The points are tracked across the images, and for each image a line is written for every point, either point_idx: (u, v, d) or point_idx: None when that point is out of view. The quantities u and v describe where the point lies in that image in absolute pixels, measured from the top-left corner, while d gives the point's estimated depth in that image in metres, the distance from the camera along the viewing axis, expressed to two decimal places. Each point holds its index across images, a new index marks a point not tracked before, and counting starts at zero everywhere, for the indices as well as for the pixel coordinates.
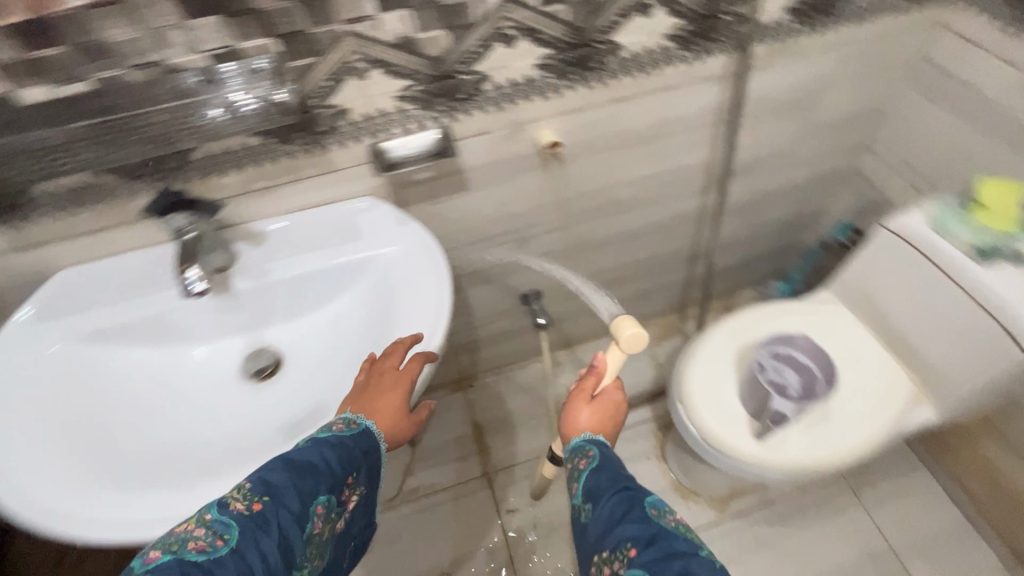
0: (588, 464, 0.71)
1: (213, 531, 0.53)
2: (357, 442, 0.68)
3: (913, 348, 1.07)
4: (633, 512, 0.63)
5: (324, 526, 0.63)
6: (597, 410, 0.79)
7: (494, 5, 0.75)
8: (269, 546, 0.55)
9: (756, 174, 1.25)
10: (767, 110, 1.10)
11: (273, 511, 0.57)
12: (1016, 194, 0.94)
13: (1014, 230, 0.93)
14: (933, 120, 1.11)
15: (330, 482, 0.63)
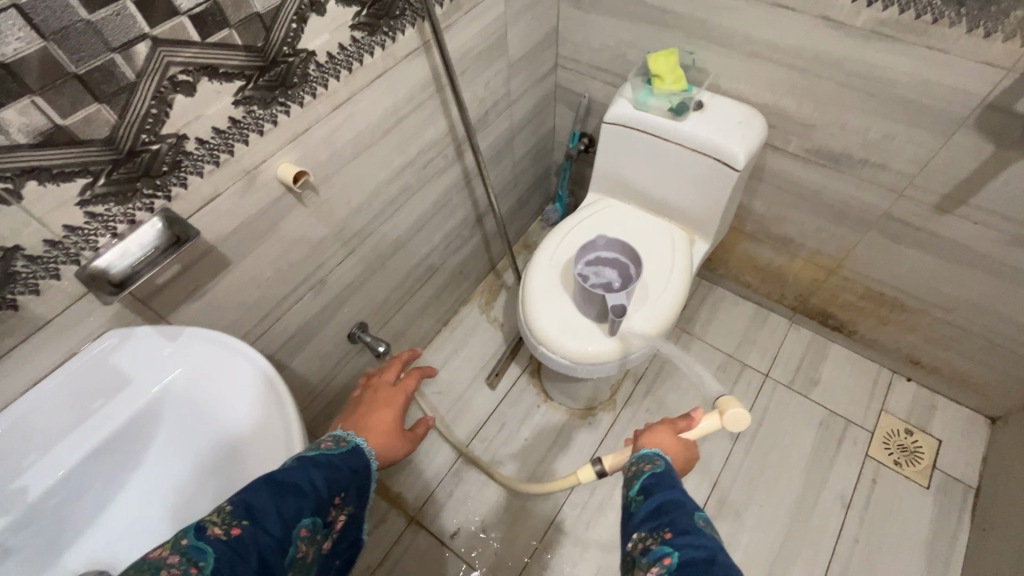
0: (653, 468, 0.77)
1: (188, 558, 0.48)
2: (342, 461, 0.65)
3: (671, 202, 1.29)
4: (681, 509, 0.67)
5: (309, 548, 0.57)
6: (676, 443, 0.88)
7: (146, 52, 0.62)
8: (246, 571, 0.49)
9: (492, 122, 1.33)
10: (474, 64, 1.15)
11: (253, 534, 0.51)
12: (673, 58, 1.16)
13: (685, 84, 1.16)
14: (596, 25, 1.30)
15: (315, 502, 0.58)
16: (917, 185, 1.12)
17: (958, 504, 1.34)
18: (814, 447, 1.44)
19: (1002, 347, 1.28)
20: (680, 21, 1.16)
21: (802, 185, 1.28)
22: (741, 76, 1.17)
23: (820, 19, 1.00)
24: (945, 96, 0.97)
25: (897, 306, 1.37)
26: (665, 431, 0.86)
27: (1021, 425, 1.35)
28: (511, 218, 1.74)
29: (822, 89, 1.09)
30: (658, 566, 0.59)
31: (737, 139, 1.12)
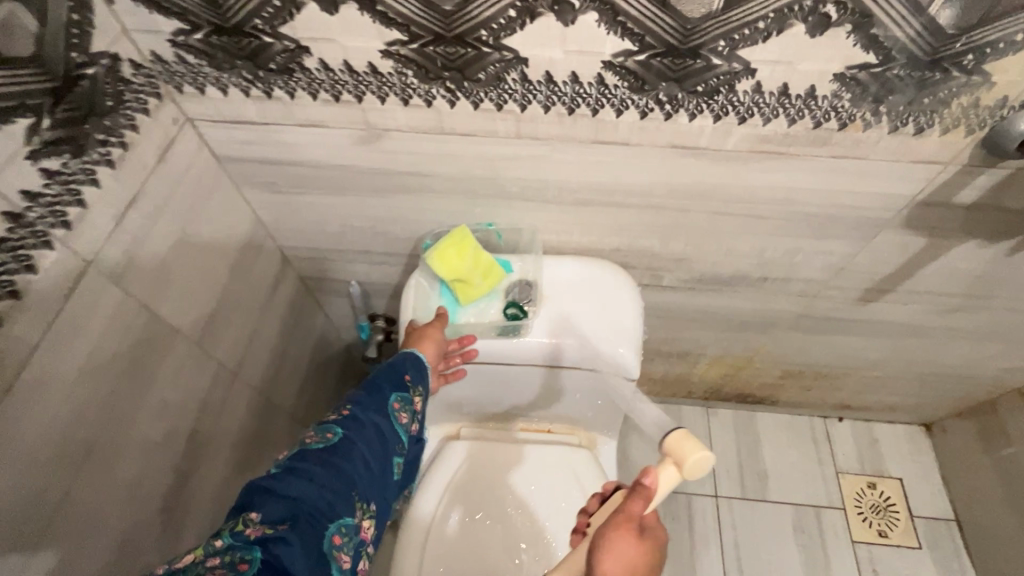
0: None
1: (320, 432, 0.56)
2: (399, 363, 0.66)
3: (544, 412, 0.87)
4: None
5: (411, 417, 0.63)
6: (644, 551, 0.47)
7: None
8: (361, 441, 0.56)
9: (214, 424, 0.75)
10: (105, 414, 0.56)
11: (361, 412, 0.58)
12: (468, 244, 0.71)
13: (500, 273, 0.73)
14: (319, 205, 0.77)
15: (395, 381, 0.63)
16: (833, 286, 0.83)
17: (951, 547, 1.19)
18: (803, 565, 1.18)
19: (936, 381, 1.11)
20: (453, 182, 0.70)
21: (690, 310, 0.93)
22: (572, 227, 0.75)
23: (671, 148, 0.61)
24: (863, 202, 0.66)
25: (822, 375, 1.14)
26: (626, 560, 0.46)
27: (960, 432, 1.23)
28: None
29: (693, 221, 0.72)
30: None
31: (612, 337, 0.72)
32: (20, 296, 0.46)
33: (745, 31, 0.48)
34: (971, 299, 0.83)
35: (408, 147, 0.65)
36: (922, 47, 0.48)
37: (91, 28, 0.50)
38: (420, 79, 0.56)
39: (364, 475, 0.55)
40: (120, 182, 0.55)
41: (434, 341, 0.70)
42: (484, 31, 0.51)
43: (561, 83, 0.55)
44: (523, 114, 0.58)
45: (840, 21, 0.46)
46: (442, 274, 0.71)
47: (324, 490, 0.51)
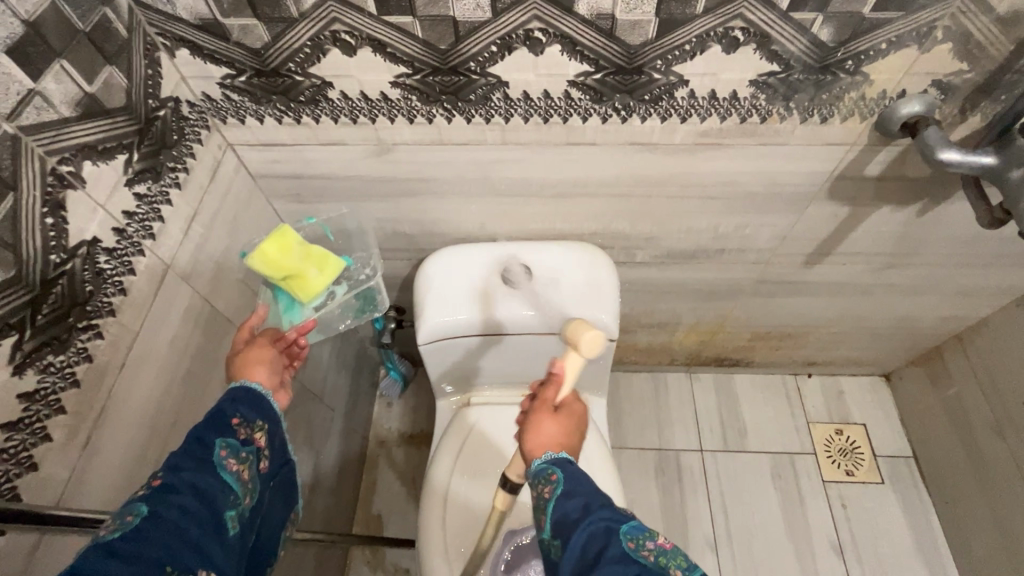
0: (552, 493, 0.53)
1: (116, 521, 0.43)
2: (223, 403, 0.55)
3: (541, 377, 1.00)
4: (609, 551, 0.44)
5: (243, 464, 0.52)
6: (560, 425, 0.60)
7: None
8: (180, 505, 0.45)
9: None
10: (185, 391, 0.69)
11: (173, 476, 0.46)
12: (291, 240, 0.73)
13: (336, 262, 0.75)
14: (338, 211, 0.90)
15: (216, 427, 0.52)
16: (781, 253, 0.97)
17: (910, 481, 1.34)
18: (782, 505, 1.32)
19: (886, 333, 1.26)
20: (451, 184, 0.83)
21: (663, 283, 1.07)
22: (553, 216, 0.89)
23: (630, 145, 0.74)
24: (792, 180, 0.80)
25: (786, 335, 1.28)
26: (545, 432, 0.59)
27: (913, 379, 1.38)
28: (349, 436, 1.29)
29: (655, 205, 0.86)
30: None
31: (595, 305, 0.85)
32: (127, 293, 0.59)
33: (676, 53, 0.62)
34: (898, 257, 0.97)
35: (413, 157, 0.78)
36: (814, 57, 0.62)
37: (159, 79, 0.63)
38: (422, 102, 0.69)
39: (194, 538, 0.44)
40: (185, 200, 0.68)
41: (261, 358, 0.62)
42: (473, 63, 0.64)
43: (537, 99, 0.68)
44: (508, 124, 0.72)
45: (746, 42, 0.60)
46: (271, 274, 0.71)
47: (140, 572, 0.40)
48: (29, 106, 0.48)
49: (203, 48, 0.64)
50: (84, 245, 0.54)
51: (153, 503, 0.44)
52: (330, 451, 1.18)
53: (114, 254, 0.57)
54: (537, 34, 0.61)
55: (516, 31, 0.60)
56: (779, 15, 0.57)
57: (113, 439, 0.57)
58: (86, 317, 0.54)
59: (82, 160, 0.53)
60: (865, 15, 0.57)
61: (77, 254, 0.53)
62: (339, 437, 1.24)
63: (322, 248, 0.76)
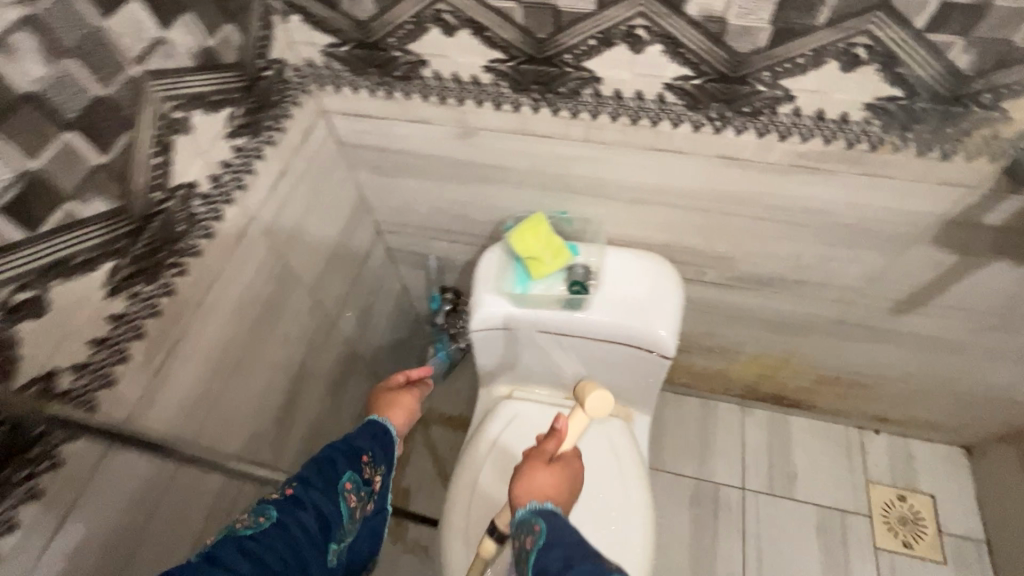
0: (536, 543, 0.55)
1: (256, 511, 0.50)
2: (359, 437, 0.61)
3: (585, 383, 0.97)
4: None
5: (358, 503, 0.57)
6: (554, 474, 0.64)
7: None
8: (310, 513, 0.52)
9: (316, 361, 0.92)
10: (250, 339, 0.73)
11: (304, 493, 0.53)
12: (541, 228, 0.85)
13: (569, 253, 0.85)
14: (412, 188, 0.92)
15: (349, 461, 0.58)
16: (867, 295, 0.90)
17: (978, 568, 1.21)
18: (823, 563, 1.23)
19: (975, 401, 1.14)
20: (528, 177, 0.82)
21: (729, 307, 1.02)
22: (626, 222, 0.86)
23: (718, 158, 0.71)
24: (894, 218, 0.73)
25: (857, 384, 1.19)
26: (534, 476, 0.63)
27: (1000, 457, 1.24)
28: None
29: (735, 225, 0.82)
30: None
31: (655, 317, 0.82)
32: (213, 238, 0.63)
33: (786, 65, 0.58)
34: (1005, 319, 0.87)
35: (494, 144, 0.78)
36: (946, 85, 0.56)
37: (271, 41, 0.67)
38: (511, 89, 0.69)
39: (302, 556, 0.49)
40: (277, 158, 0.71)
41: (404, 405, 0.70)
42: (569, 55, 0.63)
43: (628, 99, 0.66)
44: (594, 121, 0.70)
45: (868, 61, 0.56)
46: (520, 251, 0.84)
47: (260, 571, 0.46)
48: (153, 52, 0.51)
49: (314, 16, 0.66)
50: (183, 186, 0.57)
51: (280, 513, 0.50)
52: None
53: (207, 199, 0.61)
54: (640, 32, 0.59)
55: (619, 26, 0.59)
56: (912, 35, 0.53)
57: (181, 373, 0.61)
58: (177, 254, 0.58)
59: (194, 108, 0.57)
60: (1015, 44, 0.51)
61: (178, 194, 0.57)
62: None
63: (562, 239, 0.87)
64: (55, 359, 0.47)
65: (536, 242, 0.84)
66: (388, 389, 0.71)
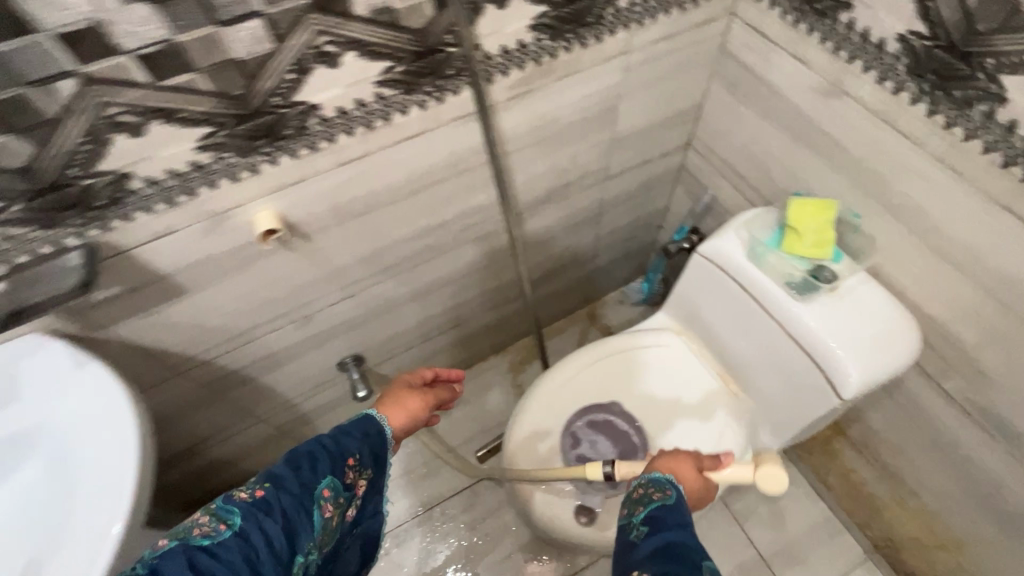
0: (663, 499, 0.60)
1: (217, 517, 0.53)
2: (348, 427, 0.67)
3: (743, 374, 0.99)
4: (685, 559, 0.51)
5: (336, 510, 0.60)
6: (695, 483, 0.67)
7: (75, 89, 0.52)
8: (271, 526, 0.54)
9: (574, 194, 1.10)
10: (559, 134, 0.93)
11: (274, 496, 0.56)
12: (826, 214, 0.85)
13: (831, 252, 0.84)
14: (746, 119, 0.99)
15: (331, 463, 0.61)
16: None
17: None
18: None
19: None
20: (853, 167, 0.82)
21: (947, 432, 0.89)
22: (909, 268, 0.81)
23: None
24: None
25: None
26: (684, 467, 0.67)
27: None
28: (581, 286, 1.49)
29: None
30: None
31: (861, 363, 0.78)
32: (600, 43, 0.81)
33: None
34: None
35: (848, 117, 0.79)
36: None
37: None
38: (907, 69, 0.69)
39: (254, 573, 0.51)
40: (674, 22, 0.85)
41: (409, 406, 0.75)
42: (992, 60, 0.61)
43: (1017, 137, 0.62)
44: (962, 141, 0.67)
45: None
46: (791, 218, 0.86)
47: None
48: None
49: None
50: None
51: (242, 522, 0.53)
52: (566, 278, 1.40)
53: (618, 13, 0.78)
54: None
55: None
56: None
57: (518, 112, 0.83)
58: (575, 35, 0.77)
59: None
60: None
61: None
62: (579, 278, 1.44)
63: (835, 236, 0.86)
64: (486, 40, 0.70)
65: (811, 222, 0.85)
66: (408, 390, 0.77)
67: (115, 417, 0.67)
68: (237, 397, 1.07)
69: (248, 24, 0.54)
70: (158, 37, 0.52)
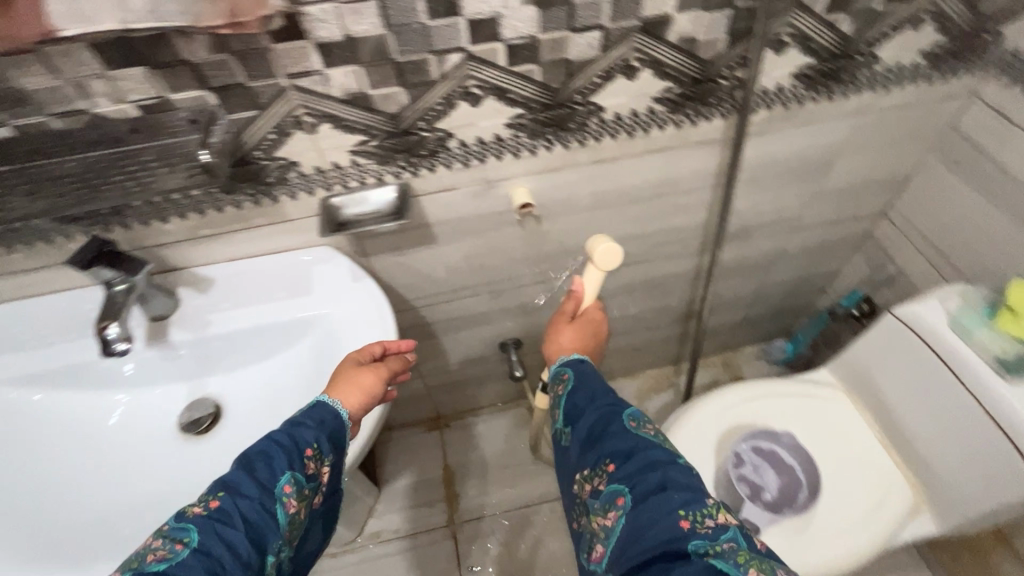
0: (566, 391, 0.74)
1: (172, 536, 0.50)
2: (303, 416, 0.62)
3: (914, 448, 0.96)
4: (612, 427, 0.66)
5: (299, 504, 0.58)
6: (576, 330, 0.84)
7: (457, 62, 0.67)
8: (233, 536, 0.51)
9: (760, 237, 1.15)
10: (773, 176, 0.99)
11: (231, 505, 0.53)
12: None
13: None
14: (963, 197, 0.99)
15: (288, 458, 0.57)
16: None
17: None
18: None
19: None
20: None
21: None
22: None
23: None
24: None
25: None
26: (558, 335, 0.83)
27: None
28: (724, 332, 1.51)
29: None
30: (615, 513, 0.60)
31: None
32: (844, 99, 0.87)
33: None
34: None
35: None
36: None
37: None
38: None
39: None
40: (916, 92, 0.90)
41: (365, 384, 0.69)
42: None
43: None
44: None
45: None
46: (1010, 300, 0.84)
47: None
48: None
49: None
50: (872, 56, 0.82)
51: (199, 536, 0.50)
52: (716, 319, 1.43)
53: (871, 75, 0.85)
54: None
55: None
56: None
57: (749, 148, 0.91)
58: (826, 88, 0.84)
59: (931, 22, 0.79)
60: None
61: (867, 58, 0.82)
62: (728, 323, 1.47)
63: None
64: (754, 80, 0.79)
65: None
66: (354, 366, 0.70)
67: (378, 313, 0.82)
68: (415, 350, 1.21)
69: (590, 34, 0.68)
70: (528, 33, 0.66)
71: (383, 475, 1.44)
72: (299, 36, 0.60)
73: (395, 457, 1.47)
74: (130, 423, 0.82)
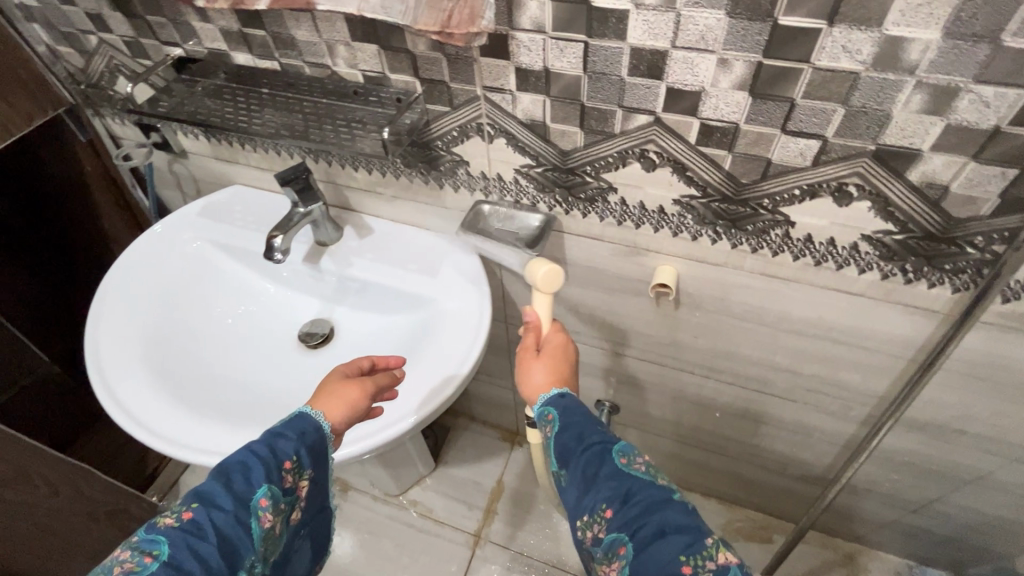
0: (553, 430, 0.62)
1: (142, 549, 0.52)
2: (286, 431, 0.62)
3: None
4: (603, 469, 0.56)
5: (274, 517, 0.58)
6: (550, 361, 0.69)
7: (644, 122, 0.63)
8: (205, 549, 0.52)
9: (956, 445, 0.88)
10: (1006, 385, 0.74)
11: (204, 516, 0.54)
12: None
13: None
14: None
15: (266, 471, 0.58)
16: None
17: None
18: None
19: None
20: None
21: None
22: None
23: None
24: None
25: None
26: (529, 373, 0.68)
27: None
28: (863, 522, 1.20)
29: None
30: (618, 563, 0.52)
31: None
32: None
33: None
34: None
35: None
36: None
37: None
38: None
39: None
40: None
41: (348, 396, 0.67)
42: None
43: None
44: None
45: None
46: None
47: None
48: None
49: None
50: None
51: (169, 548, 0.52)
52: (859, 503, 1.15)
53: None
54: None
55: None
56: None
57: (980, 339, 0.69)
58: None
59: None
60: None
61: None
62: (872, 516, 1.17)
63: None
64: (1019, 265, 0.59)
65: None
66: (340, 380, 0.68)
67: (477, 321, 0.82)
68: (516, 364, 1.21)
69: (804, 140, 0.58)
70: (731, 119, 0.59)
71: (445, 454, 1.50)
72: (504, 57, 0.63)
73: (463, 445, 1.51)
74: (271, 319, 0.98)
